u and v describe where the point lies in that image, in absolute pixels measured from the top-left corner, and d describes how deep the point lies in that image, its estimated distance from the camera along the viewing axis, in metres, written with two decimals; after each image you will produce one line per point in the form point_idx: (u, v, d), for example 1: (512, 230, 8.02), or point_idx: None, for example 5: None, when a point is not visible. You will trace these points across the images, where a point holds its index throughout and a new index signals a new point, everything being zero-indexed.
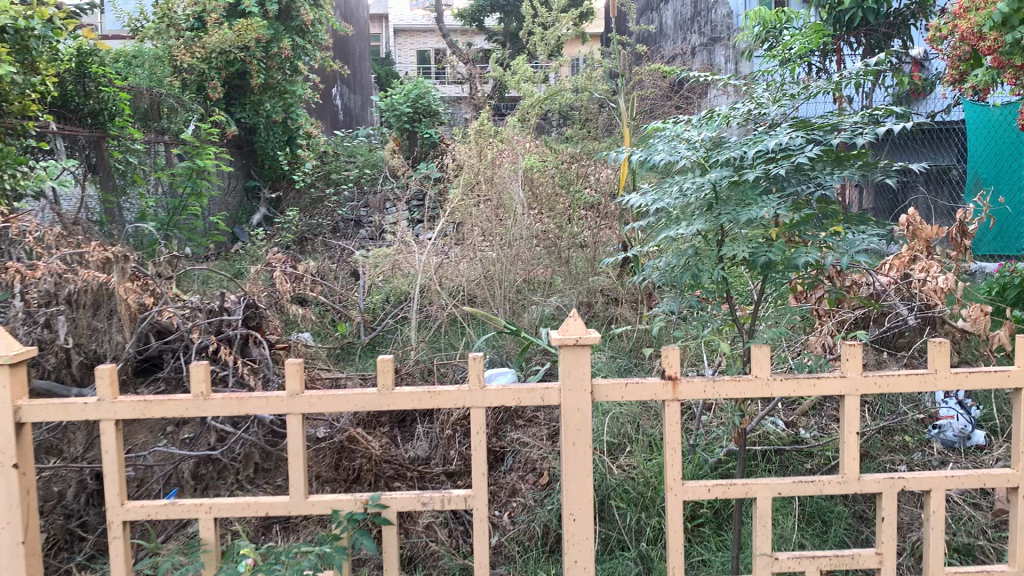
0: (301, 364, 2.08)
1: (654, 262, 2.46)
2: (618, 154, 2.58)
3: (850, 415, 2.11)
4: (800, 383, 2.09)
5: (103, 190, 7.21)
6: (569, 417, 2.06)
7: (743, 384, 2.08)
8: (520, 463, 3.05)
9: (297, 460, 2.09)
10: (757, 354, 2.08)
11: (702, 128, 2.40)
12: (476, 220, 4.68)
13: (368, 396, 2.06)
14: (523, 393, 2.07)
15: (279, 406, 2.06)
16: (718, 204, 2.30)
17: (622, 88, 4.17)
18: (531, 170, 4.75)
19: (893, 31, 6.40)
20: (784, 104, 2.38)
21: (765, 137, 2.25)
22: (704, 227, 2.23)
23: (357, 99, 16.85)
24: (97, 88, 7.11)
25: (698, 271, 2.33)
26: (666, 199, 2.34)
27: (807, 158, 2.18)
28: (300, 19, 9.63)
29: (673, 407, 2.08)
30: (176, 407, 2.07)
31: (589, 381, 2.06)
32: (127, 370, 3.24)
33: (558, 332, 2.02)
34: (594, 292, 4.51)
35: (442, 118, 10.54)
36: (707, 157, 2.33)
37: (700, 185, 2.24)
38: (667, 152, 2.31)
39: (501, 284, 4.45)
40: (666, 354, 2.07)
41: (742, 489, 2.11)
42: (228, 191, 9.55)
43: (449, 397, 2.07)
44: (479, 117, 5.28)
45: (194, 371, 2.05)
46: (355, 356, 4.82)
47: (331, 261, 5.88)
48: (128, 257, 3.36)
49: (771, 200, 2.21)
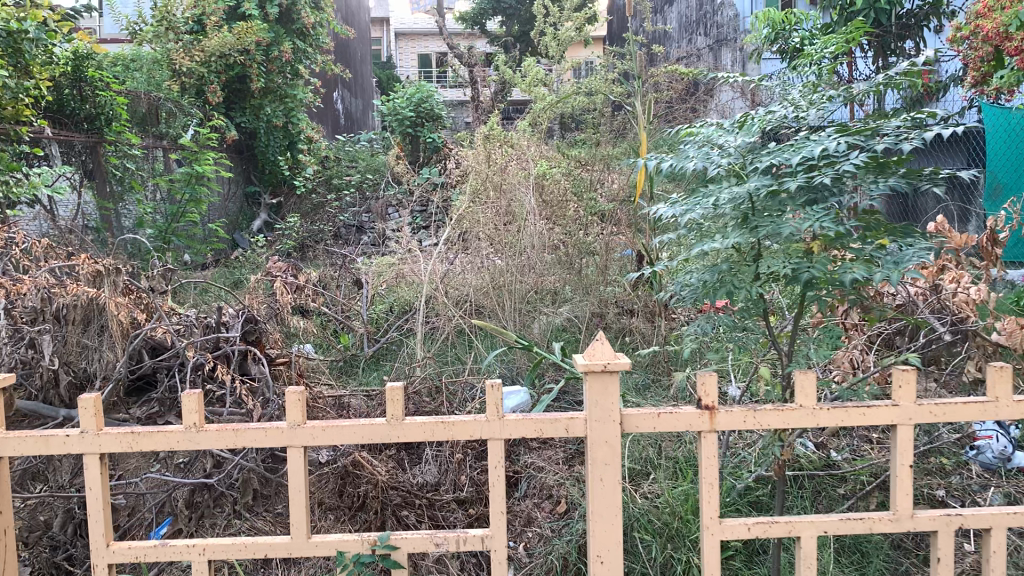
0: (303, 392, 1.90)
1: (684, 279, 2.28)
2: (644, 161, 2.41)
3: (903, 447, 1.92)
4: (848, 412, 1.92)
5: (99, 197, 7.04)
6: (597, 450, 1.88)
7: (786, 413, 1.91)
8: (534, 489, 2.87)
9: (299, 498, 1.91)
10: (801, 380, 1.91)
11: (736, 133, 2.23)
12: (483, 228, 4.49)
13: (376, 427, 1.89)
14: (545, 423, 1.89)
15: (279, 439, 1.88)
16: (754, 216, 2.12)
17: (637, 91, 3.98)
18: (542, 175, 4.55)
19: (907, 32, 6.21)
20: (824, 107, 2.21)
21: (806, 142, 2.08)
22: (741, 241, 2.05)
23: (359, 103, 16.69)
24: (93, 93, 6.89)
25: (734, 288, 2.14)
26: (698, 210, 2.16)
27: (853, 166, 2.01)
28: (300, 22, 9.48)
29: (710, 439, 1.91)
30: (166, 440, 1.88)
31: (618, 411, 1.88)
32: (118, 390, 3.06)
33: (584, 356, 1.85)
34: (606, 302, 4.29)
35: (445, 122, 10.35)
36: (742, 165, 2.16)
37: (737, 194, 2.06)
38: (699, 158, 2.13)
39: (510, 295, 4.27)
40: (703, 381, 1.90)
41: (784, 527, 1.94)
42: (228, 196, 9.38)
43: (464, 428, 1.89)
44: (486, 121, 5.11)
45: (186, 401, 1.87)
46: (358, 369, 4.63)
47: (333, 269, 5.70)
48: (120, 270, 3.18)
49: (813, 212, 2.03)
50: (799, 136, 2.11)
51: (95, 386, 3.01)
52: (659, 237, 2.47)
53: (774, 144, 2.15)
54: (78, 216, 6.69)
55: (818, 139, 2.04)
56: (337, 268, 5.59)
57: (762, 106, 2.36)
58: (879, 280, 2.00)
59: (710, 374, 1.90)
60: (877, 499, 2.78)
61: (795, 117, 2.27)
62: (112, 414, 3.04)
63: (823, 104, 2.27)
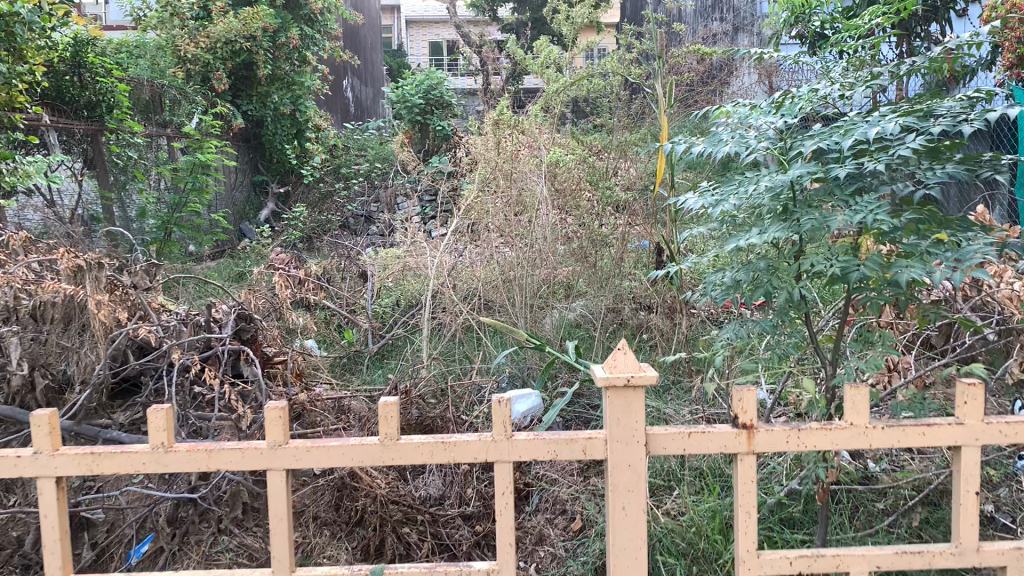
0: (285, 408, 1.67)
1: (715, 277, 2.03)
2: (670, 145, 2.17)
3: (968, 471, 1.69)
4: (907, 431, 1.68)
5: (101, 186, 6.87)
6: (619, 475, 1.65)
7: (833, 433, 1.68)
8: (547, 502, 2.64)
9: (281, 526, 1.69)
10: (852, 395, 1.67)
11: (774, 114, 1.99)
12: (492, 219, 4.26)
13: (368, 448, 1.67)
14: (560, 444, 1.66)
15: (258, 462, 1.66)
16: (796, 207, 1.88)
17: (658, 73, 3.72)
18: (554, 163, 4.30)
19: (934, 14, 5.83)
20: (874, 86, 1.97)
21: (857, 123, 1.83)
22: (782, 235, 1.81)
23: (368, 91, 16.50)
24: (94, 79, 6.63)
25: (771, 288, 1.90)
26: (732, 200, 1.91)
27: (908, 151, 1.76)
28: (308, 8, 9.27)
29: (747, 462, 1.69)
30: (131, 461, 1.67)
31: (643, 432, 1.65)
32: (100, 394, 2.84)
33: (605, 369, 1.62)
34: (622, 297, 4.05)
35: (455, 110, 10.09)
36: (783, 151, 1.92)
37: (778, 182, 1.81)
38: (734, 143, 1.89)
39: (520, 289, 4.04)
40: (740, 397, 1.67)
41: (831, 561, 1.71)
42: (234, 186, 9.17)
43: (467, 449, 1.66)
44: (497, 105, 4.86)
45: (153, 418, 1.65)
46: (362, 366, 4.43)
47: (337, 260, 5.49)
48: (102, 264, 2.92)
49: (865, 202, 1.78)
50: (849, 117, 1.86)
51: (74, 390, 2.78)
52: (686, 234, 2.23)
53: (818, 126, 1.90)
54: (78, 206, 6.48)
55: (870, 120, 1.80)
56: (341, 260, 5.38)
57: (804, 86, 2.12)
58: (939, 282, 1.75)
59: (748, 388, 1.67)
60: (921, 516, 2.54)
61: (841, 96, 2.03)
62: (93, 419, 2.83)
63: (871, 84, 2.03)
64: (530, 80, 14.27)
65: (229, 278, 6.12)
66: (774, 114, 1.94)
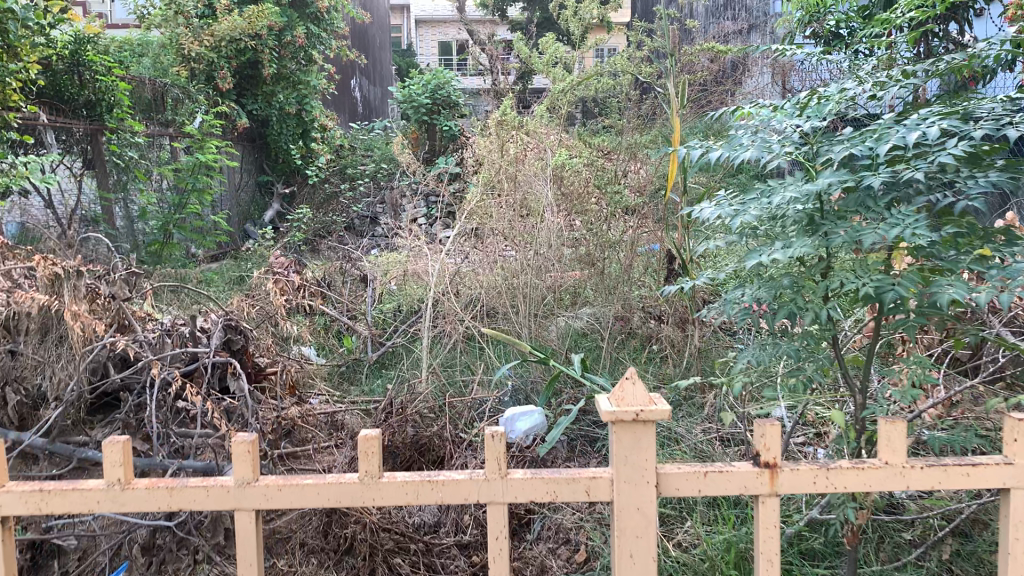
0: (254, 442, 1.51)
1: (734, 295, 1.85)
2: (684, 149, 1.99)
3: (1017, 517, 1.51)
4: (948, 471, 1.50)
5: (100, 187, 6.62)
6: (626, 519, 1.49)
7: (866, 474, 1.50)
8: (549, 530, 2.46)
9: (250, 571, 1.53)
10: (887, 431, 1.49)
11: (799, 115, 1.80)
12: (496, 223, 4.09)
13: (346, 487, 1.51)
14: (560, 483, 1.49)
15: (223, 500, 1.50)
16: (824, 219, 1.70)
17: (672, 72, 3.52)
18: (560, 165, 4.10)
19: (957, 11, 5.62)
20: (908, 85, 1.78)
21: (892, 126, 1.65)
22: (810, 251, 1.62)
23: (376, 91, 16.33)
24: (93, 78, 6.36)
25: (797, 308, 1.72)
26: (753, 210, 1.73)
27: (951, 158, 1.58)
28: (314, 6, 9.13)
29: (770, 505, 1.51)
30: (84, 500, 1.51)
31: (653, 471, 1.48)
32: (76, 411, 2.69)
33: (611, 402, 1.45)
34: (631, 305, 3.86)
35: (462, 110, 9.92)
36: (810, 157, 1.74)
37: (806, 191, 1.63)
38: (756, 148, 1.71)
39: (524, 298, 3.87)
40: (763, 433, 1.49)
41: None
42: (239, 186, 9.01)
43: (456, 489, 1.49)
44: (502, 104, 4.68)
45: (108, 453, 1.49)
46: (361, 375, 4.26)
47: (337, 264, 5.32)
48: (81, 272, 2.77)
49: (902, 214, 1.60)
50: (882, 120, 1.68)
51: (48, 407, 2.63)
52: (702, 246, 2.05)
53: (848, 129, 1.72)
54: (78, 207, 6.27)
55: (908, 123, 1.61)
56: (342, 263, 5.20)
57: (830, 85, 1.94)
58: (984, 305, 1.56)
59: (771, 422, 1.49)
60: (953, 549, 2.35)
61: (871, 96, 1.85)
62: (68, 436, 2.67)
63: (904, 83, 1.84)
64: (536, 81, 14.14)
65: (228, 282, 5.95)
66: (799, 116, 1.76)
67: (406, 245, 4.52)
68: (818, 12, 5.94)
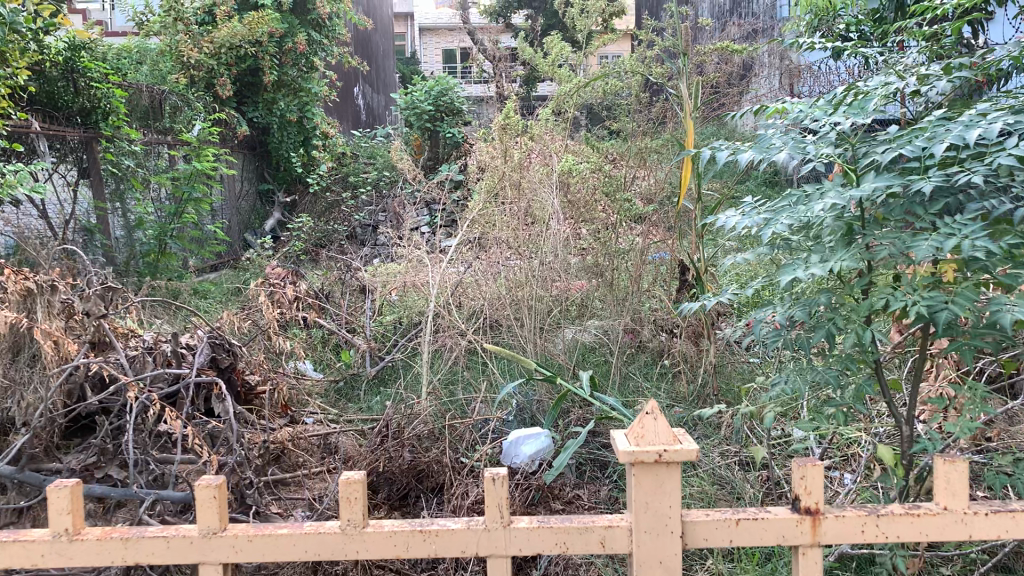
0: (223, 486, 1.33)
1: (763, 315, 1.65)
2: (707, 151, 1.81)
3: None
4: (1017, 519, 1.31)
5: (96, 196, 6.34)
6: (647, 573, 1.30)
7: (921, 521, 1.30)
8: (556, 566, 2.24)
9: None
10: (946, 471, 1.30)
11: (836, 112, 1.61)
12: (500, 231, 3.90)
13: (326, 537, 1.32)
14: (571, 532, 1.31)
15: (186, 553, 1.32)
16: (865, 230, 1.50)
17: (685, 73, 3.34)
18: (566, 172, 3.87)
19: None
20: (957, 80, 1.59)
21: (944, 123, 1.45)
22: (853, 264, 1.42)
23: (379, 99, 16.19)
24: (88, 85, 6.10)
25: (835, 329, 1.52)
26: (786, 218, 1.54)
27: (1014, 159, 1.38)
28: (316, 12, 8.98)
29: (810, 556, 1.32)
30: (27, 552, 1.33)
31: (679, 519, 1.29)
32: (48, 436, 2.51)
33: (628, 439, 1.26)
34: (641, 317, 3.67)
35: (466, 117, 9.75)
36: (849, 158, 1.55)
37: (848, 196, 1.43)
38: (789, 149, 1.52)
39: (529, 311, 3.68)
40: (802, 474, 1.30)
41: None
42: (239, 195, 8.81)
43: (452, 540, 1.31)
44: (507, 108, 4.47)
45: (52, 499, 1.31)
46: (359, 392, 4.06)
47: (336, 275, 5.12)
48: (56, 287, 2.60)
49: (958, 223, 1.40)
50: (933, 117, 1.49)
51: (18, 432, 2.46)
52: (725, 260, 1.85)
53: (892, 128, 1.52)
54: (72, 217, 6.02)
55: (964, 120, 1.42)
56: (340, 274, 5.00)
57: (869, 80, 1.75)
58: None
59: (811, 461, 1.30)
60: None
61: (914, 90, 1.65)
62: (39, 463, 2.49)
63: (950, 77, 1.65)
64: (543, 89, 13.99)
65: (224, 294, 5.75)
66: (838, 112, 1.56)
67: (406, 254, 4.31)
68: (829, 16, 5.75)
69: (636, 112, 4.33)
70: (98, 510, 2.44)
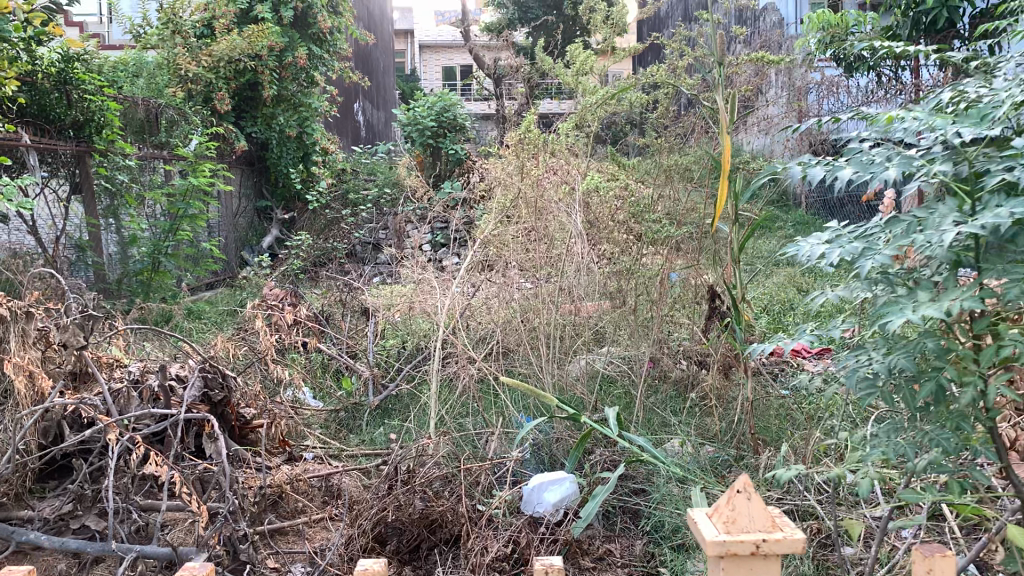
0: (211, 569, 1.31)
1: (857, 364, 1.41)
2: (791, 169, 1.58)
3: None
4: None
5: (89, 213, 6.01)
6: None
7: None
8: None
9: None
10: None
11: (948, 123, 1.36)
12: (511, 253, 3.66)
13: None
14: None
15: None
16: (989, 262, 1.25)
17: (719, 84, 3.10)
18: (588, 190, 3.62)
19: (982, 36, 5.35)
20: None
21: None
22: (976, 306, 1.18)
23: (379, 116, 15.96)
24: (82, 97, 5.66)
25: (943, 385, 1.29)
26: (892, 249, 1.30)
27: None
28: (317, 26, 8.69)
29: None
30: None
31: None
32: (19, 482, 2.26)
33: (720, 527, 1.07)
34: (664, 347, 3.38)
35: (469, 133, 9.53)
36: (967, 178, 1.32)
37: (974, 222, 1.19)
38: (899, 164, 1.30)
39: (545, 340, 3.45)
40: (929, 566, 1.17)
41: None
42: (237, 212, 8.54)
43: None
44: (521, 122, 4.22)
45: None
46: (362, 423, 3.79)
47: (337, 296, 4.84)
48: (31, 315, 2.35)
49: None
50: None
51: None
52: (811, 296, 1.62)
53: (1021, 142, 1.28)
54: (63, 234, 5.70)
55: None
56: (341, 294, 4.73)
57: (983, 87, 1.50)
58: None
59: (942, 550, 1.18)
60: None
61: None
62: (9, 511, 2.25)
63: None
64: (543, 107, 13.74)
65: (219, 315, 5.50)
66: (954, 123, 1.33)
67: (413, 276, 4.05)
68: (846, 30, 5.54)
69: (657, 129, 4.09)
70: (72, 568, 2.18)
